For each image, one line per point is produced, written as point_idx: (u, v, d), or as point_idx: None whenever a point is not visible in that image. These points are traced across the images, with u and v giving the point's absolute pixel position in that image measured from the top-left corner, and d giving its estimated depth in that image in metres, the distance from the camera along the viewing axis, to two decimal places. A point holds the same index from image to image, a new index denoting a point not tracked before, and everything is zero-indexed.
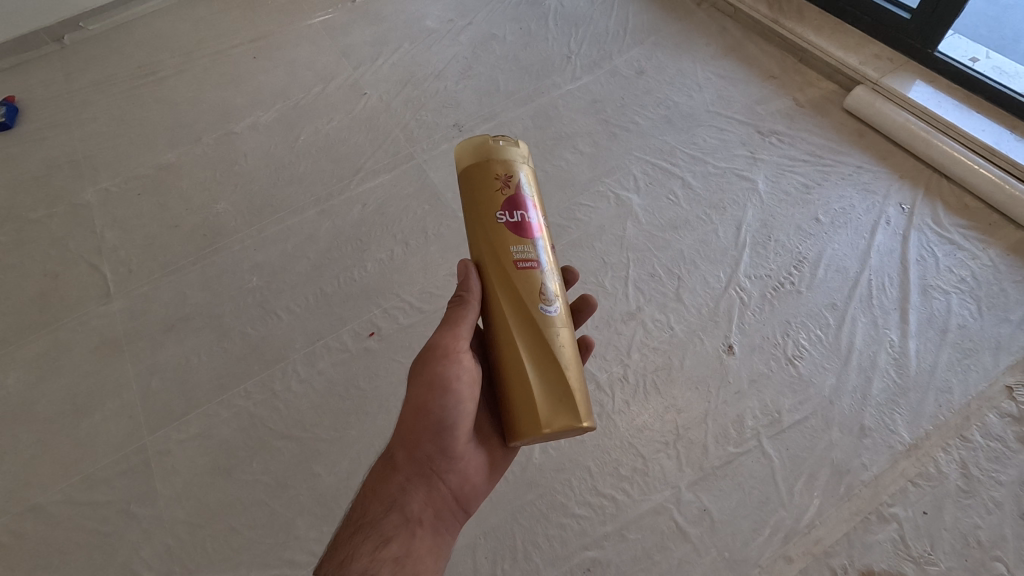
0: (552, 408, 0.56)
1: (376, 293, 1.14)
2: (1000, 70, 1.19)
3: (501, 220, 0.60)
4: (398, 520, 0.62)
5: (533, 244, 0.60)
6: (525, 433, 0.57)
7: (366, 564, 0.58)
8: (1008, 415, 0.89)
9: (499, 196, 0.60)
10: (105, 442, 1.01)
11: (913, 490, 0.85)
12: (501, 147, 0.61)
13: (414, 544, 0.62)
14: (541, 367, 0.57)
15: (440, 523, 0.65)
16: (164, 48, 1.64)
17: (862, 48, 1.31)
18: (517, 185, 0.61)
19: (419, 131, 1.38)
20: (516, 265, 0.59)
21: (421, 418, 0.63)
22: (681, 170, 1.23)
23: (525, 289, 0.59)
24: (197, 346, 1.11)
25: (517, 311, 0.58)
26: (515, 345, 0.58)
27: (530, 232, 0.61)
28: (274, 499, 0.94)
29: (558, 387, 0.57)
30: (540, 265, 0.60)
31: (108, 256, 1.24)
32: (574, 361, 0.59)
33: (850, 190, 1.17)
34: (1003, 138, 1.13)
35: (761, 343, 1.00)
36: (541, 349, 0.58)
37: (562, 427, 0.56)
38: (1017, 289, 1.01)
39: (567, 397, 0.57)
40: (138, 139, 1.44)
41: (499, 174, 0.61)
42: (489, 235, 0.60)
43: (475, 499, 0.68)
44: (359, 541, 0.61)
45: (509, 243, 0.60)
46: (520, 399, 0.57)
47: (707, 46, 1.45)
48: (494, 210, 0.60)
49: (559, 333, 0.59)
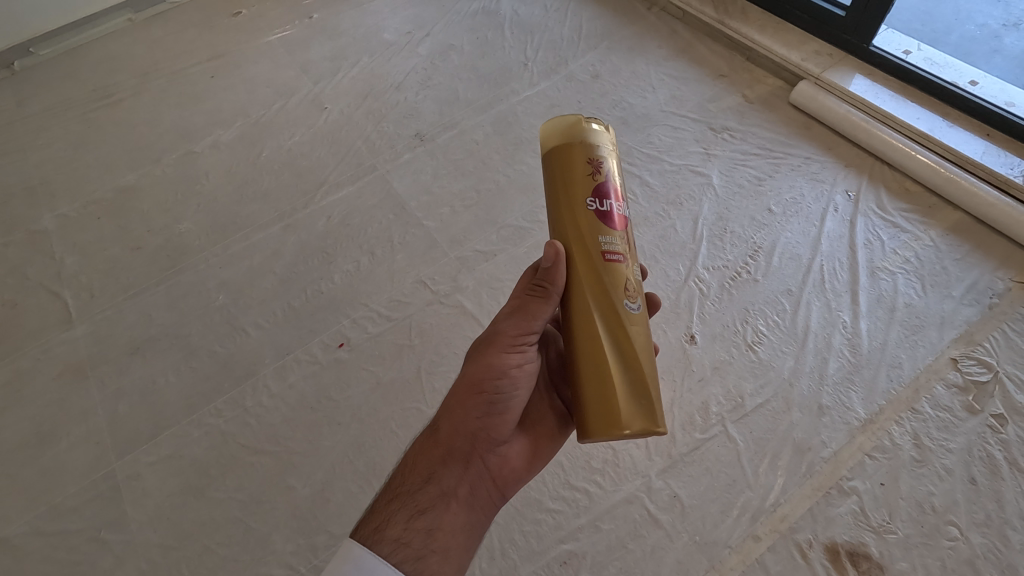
0: (635, 409, 0.56)
1: (344, 304, 1.15)
2: (930, 61, 1.26)
3: (592, 209, 0.58)
4: (434, 493, 0.63)
5: (620, 238, 0.59)
6: (607, 432, 0.56)
7: (400, 532, 0.60)
8: (954, 385, 0.94)
9: (591, 183, 0.58)
10: (73, 470, 0.99)
11: (870, 462, 0.89)
12: (593, 130, 0.59)
13: (447, 518, 0.62)
14: (623, 365, 0.57)
15: (475, 501, 0.65)
16: (119, 71, 1.62)
17: (804, 45, 1.37)
18: (608, 172, 0.59)
19: (381, 142, 1.39)
20: (606, 258, 0.57)
21: (476, 397, 0.65)
22: (639, 169, 1.27)
23: (613, 283, 0.57)
24: (164, 368, 1.10)
25: (606, 304, 0.57)
26: (596, 341, 0.57)
27: (618, 225, 0.59)
28: (249, 516, 0.94)
29: (640, 390, 0.56)
30: (626, 260, 0.58)
31: (69, 282, 1.22)
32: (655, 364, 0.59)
33: (800, 180, 1.22)
34: (936, 125, 1.19)
35: (722, 331, 1.03)
36: (626, 349, 0.57)
37: (643, 430, 0.56)
38: (958, 266, 1.07)
39: (647, 401, 0.57)
40: (96, 163, 1.42)
41: (589, 159, 0.58)
42: (575, 223, 0.58)
43: (514, 483, 0.69)
44: (395, 508, 0.62)
45: (597, 233, 0.58)
46: (601, 399, 0.56)
47: (659, 48, 1.50)
48: (584, 198, 0.58)
49: (642, 333, 0.58)
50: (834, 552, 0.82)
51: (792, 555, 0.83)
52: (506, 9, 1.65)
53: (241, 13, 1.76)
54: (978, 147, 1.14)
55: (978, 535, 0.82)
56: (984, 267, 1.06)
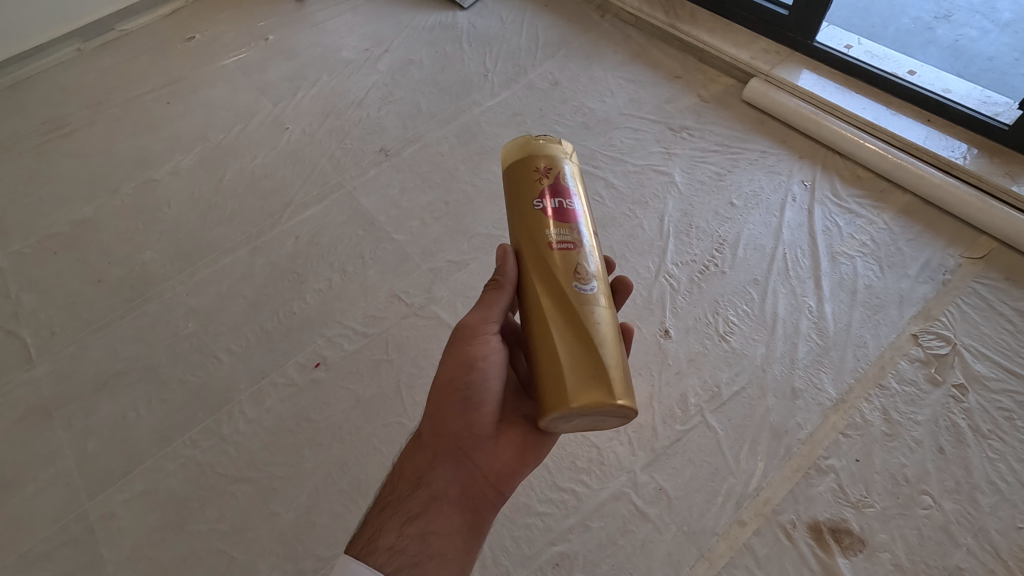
0: (584, 381, 0.53)
1: (318, 323, 1.13)
2: (871, 54, 1.32)
3: (538, 206, 0.61)
4: (424, 497, 0.64)
5: (568, 229, 0.61)
6: (555, 407, 0.54)
7: (394, 540, 0.62)
8: (917, 359, 0.98)
9: (537, 185, 0.63)
10: (42, 515, 0.95)
11: (844, 440, 0.91)
12: (543, 145, 0.65)
13: (440, 521, 0.63)
14: (576, 337, 0.56)
15: (469, 501, 0.65)
16: (69, 102, 1.58)
17: (752, 44, 1.42)
18: (555, 177, 0.63)
19: (346, 159, 1.39)
20: (552, 246, 0.60)
21: (450, 397, 0.65)
22: (603, 171, 1.29)
23: (558, 267, 0.59)
24: (134, 401, 1.06)
25: (552, 286, 0.58)
26: (546, 319, 0.57)
27: (569, 219, 0.62)
28: (232, 546, 0.91)
29: (592, 362, 0.54)
30: (575, 247, 0.60)
31: (28, 321, 1.17)
32: (611, 340, 0.56)
33: (758, 173, 1.26)
34: (881, 114, 1.25)
35: (694, 323, 1.06)
36: (575, 324, 0.56)
37: (593, 401, 0.53)
38: (911, 246, 1.11)
39: (601, 373, 0.54)
40: (50, 197, 1.38)
41: (536, 167, 0.63)
42: (526, 223, 0.62)
43: (511, 478, 0.67)
44: (387, 516, 0.64)
45: (545, 227, 0.61)
46: (550, 372, 0.55)
47: (614, 54, 1.54)
48: (531, 199, 0.62)
49: (593, 309, 0.57)
50: (817, 530, 0.85)
51: (777, 537, 0.85)
52: (463, 22, 1.67)
53: (194, 37, 1.74)
54: (921, 133, 1.20)
55: (950, 501, 0.85)
56: (936, 245, 1.11)
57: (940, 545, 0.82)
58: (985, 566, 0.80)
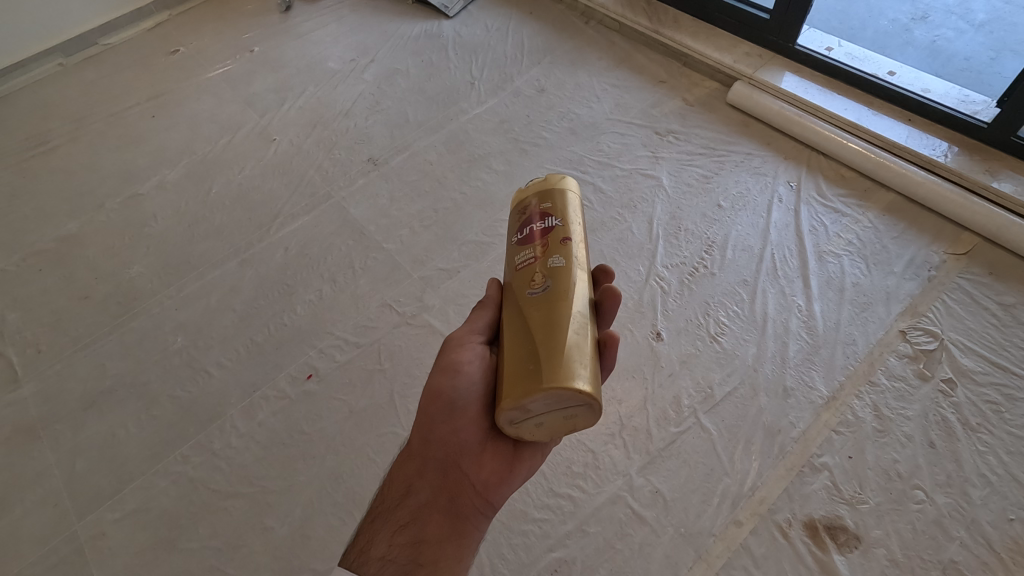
0: (520, 377, 0.54)
1: (310, 335, 1.13)
2: (851, 56, 1.34)
3: (513, 238, 0.65)
4: (414, 506, 0.65)
5: (534, 246, 0.62)
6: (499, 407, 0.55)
7: (385, 550, 0.62)
8: (905, 355, 0.99)
9: (516, 220, 0.66)
10: (30, 538, 0.93)
11: (837, 437, 0.92)
12: (527, 185, 0.68)
13: (429, 530, 0.63)
14: (524, 340, 0.56)
15: (459, 509, 0.65)
16: (52, 117, 1.57)
17: (735, 48, 1.44)
18: (531, 207, 0.65)
19: (334, 169, 1.38)
20: (517, 268, 0.62)
21: (436, 403, 0.64)
22: (592, 176, 1.30)
23: (518, 284, 0.61)
24: (123, 418, 1.05)
25: (513, 302, 0.61)
26: (506, 334, 0.59)
27: (538, 236, 0.62)
28: (226, 562, 0.90)
29: (528, 358, 0.54)
30: (537, 260, 0.61)
31: (13, 340, 1.16)
32: (554, 333, 0.55)
33: (744, 175, 1.27)
34: (863, 114, 1.27)
35: (685, 325, 1.06)
36: (523, 331, 0.57)
37: (525, 395, 0.52)
38: (896, 243, 1.13)
39: (535, 367, 0.53)
40: (33, 213, 1.36)
41: (518, 207, 0.67)
42: (507, 257, 0.65)
43: (499, 486, 0.65)
44: (378, 527, 0.64)
45: (516, 254, 0.63)
46: (501, 380, 0.56)
47: (599, 60, 1.55)
48: (510, 235, 0.66)
49: (540, 309, 0.57)
50: (812, 528, 0.85)
51: (774, 536, 0.85)
52: (449, 31, 1.68)
53: (179, 51, 1.73)
54: (902, 132, 1.22)
55: (942, 495, 0.86)
56: (920, 242, 1.13)
57: (934, 539, 0.83)
58: (978, 558, 0.81)
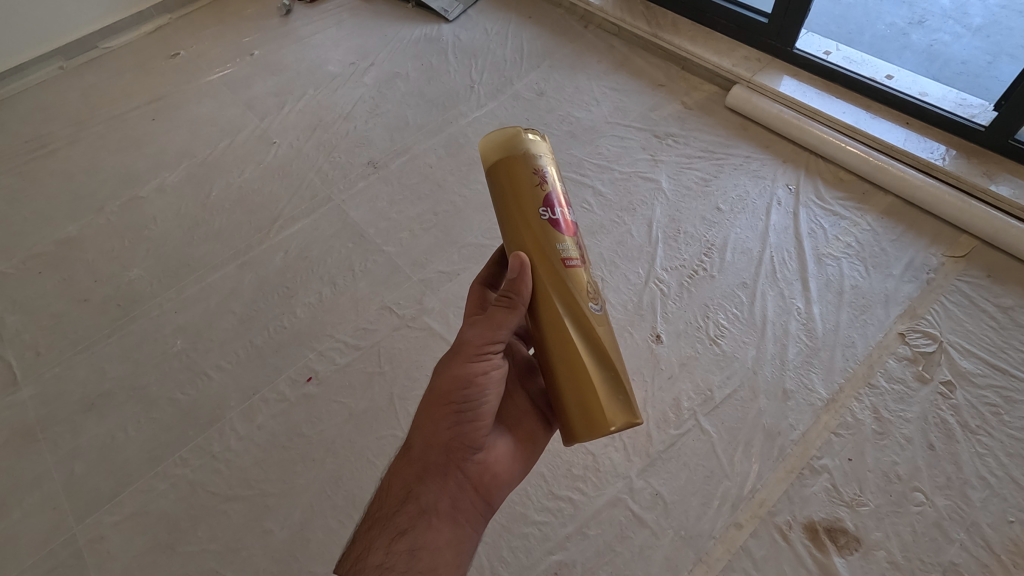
0: (608, 405, 0.59)
1: (309, 337, 1.13)
2: (849, 60, 1.34)
3: (544, 219, 0.58)
4: (413, 512, 0.63)
5: (574, 242, 0.60)
6: (586, 433, 0.59)
7: (383, 557, 0.61)
8: (904, 358, 0.99)
9: (538, 193, 0.58)
10: (28, 541, 0.93)
11: (837, 440, 0.92)
12: (533, 140, 0.58)
13: (430, 536, 0.62)
14: (600, 362, 0.59)
15: (459, 514, 0.64)
16: (53, 120, 1.57)
17: (733, 52, 1.45)
18: (552, 181, 0.59)
19: (334, 172, 1.39)
20: (564, 266, 0.59)
21: (443, 410, 0.63)
22: (591, 179, 1.30)
23: (569, 287, 0.59)
24: (123, 421, 1.05)
25: (565, 310, 0.59)
26: (567, 344, 0.59)
27: (571, 231, 0.60)
28: (225, 566, 0.90)
29: (618, 386, 0.59)
30: (582, 263, 0.60)
31: (12, 342, 1.16)
32: (623, 357, 0.61)
33: (743, 178, 1.28)
34: (861, 118, 1.27)
35: (685, 328, 1.06)
36: (596, 348, 0.59)
37: (624, 423, 0.58)
38: (895, 246, 1.13)
39: (625, 394, 0.59)
40: (33, 216, 1.36)
41: (533, 169, 0.58)
42: (529, 237, 0.59)
43: (499, 489, 0.67)
44: (375, 533, 0.63)
45: (553, 242, 0.58)
46: (580, 399, 0.59)
47: (599, 63, 1.56)
48: (535, 208, 0.58)
49: (603, 330, 0.60)
50: (812, 530, 0.85)
51: (774, 538, 0.85)
52: (448, 35, 1.69)
53: (178, 54, 1.74)
54: (900, 136, 1.23)
55: (942, 497, 0.86)
56: (918, 245, 1.13)
57: (934, 542, 0.83)
58: (978, 561, 0.81)
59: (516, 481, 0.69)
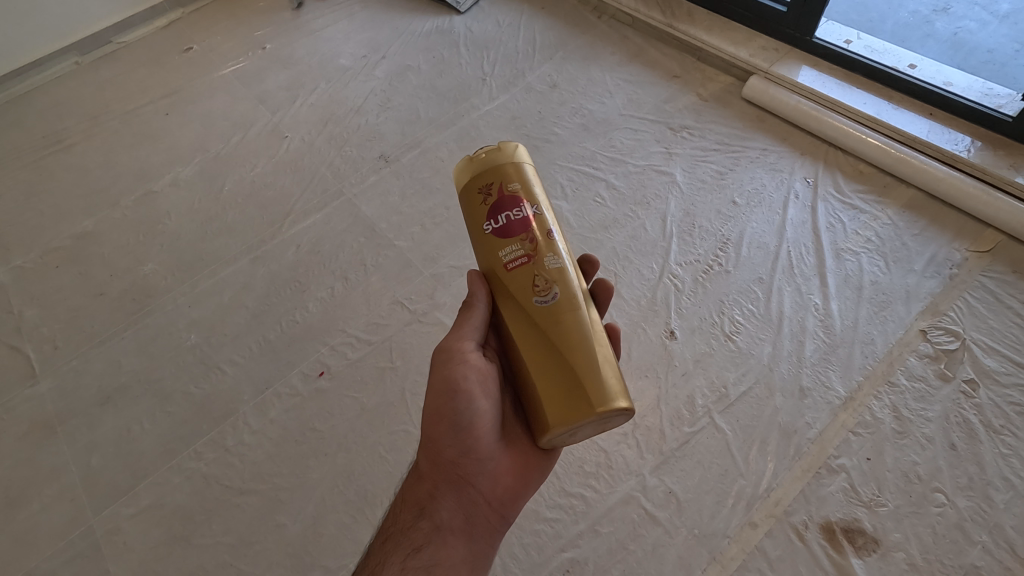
0: (563, 402, 0.55)
1: (322, 332, 1.13)
2: (871, 49, 1.31)
3: (490, 233, 0.60)
4: (428, 527, 0.64)
5: (522, 241, 0.59)
6: (544, 430, 0.56)
7: (396, 573, 0.61)
8: (926, 355, 0.97)
9: (482, 205, 0.61)
10: (48, 532, 0.94)
11: (855, 439, 0.90)
12: (478, 157, 0.62)
13: (444, 553, 0.62)
14: (560, 363, 0.56)
15: (474, 526, 0.65)
16: (69, 115, 1.58)
17: (751, 42, 1.42)
18: (498, 191, 0.60)
19: (346, 167, 1.38)
20: (512, 276, 0.59)
21: (439, 426, 0.64)
22: (604, 173, 1.28)
23: (521, 290, 0.59)
24: (138, 415, 1.06)
25: (517, 309, 0.59)
26: (526, 351, 0.58)
27: (523, 229, 0.59)
28: (238, 558, 0.91)
29: (569, 385, 0.55)
30: (532, 259, 0.59)
31: (30, 336, 1.17)
32: (591, 346, 0.56)
33: (760, 171, 1.25)
34: (883, 109, 1.24)
35: (700, 324, 1.05)
36: (549, 349, 0.57)
37: (583, 419, 0.54)
38: (916, 241, 1.11)
39: (578, 389, 0.55)
40: (50, 211, 1.38)
41: (478, 186, 0.61)
42: (481, 247, 0.61)
43: (512, 500, 0.67)
44: (389, 550, 0.64)
45: (500, 248, 0.60)
46: (540, 402, 0.57)
47: (612, 55, 1.53)
48: (480, 221, 0.61)
49: (562, 322, 0.57)
50: (829, 531, 0.84)
51: (790, 538, 0.84)
52: (460, 27, 1.67)
53: (191, 49, 1.74)
54: (923, 127, 1.19)
55: (964, 498, 0.84)
56: (941, 239, 1.10)
57: (956, 544, 0.81)
58: (1001, 563, 0.79)
59: (534, 487, 0.68)
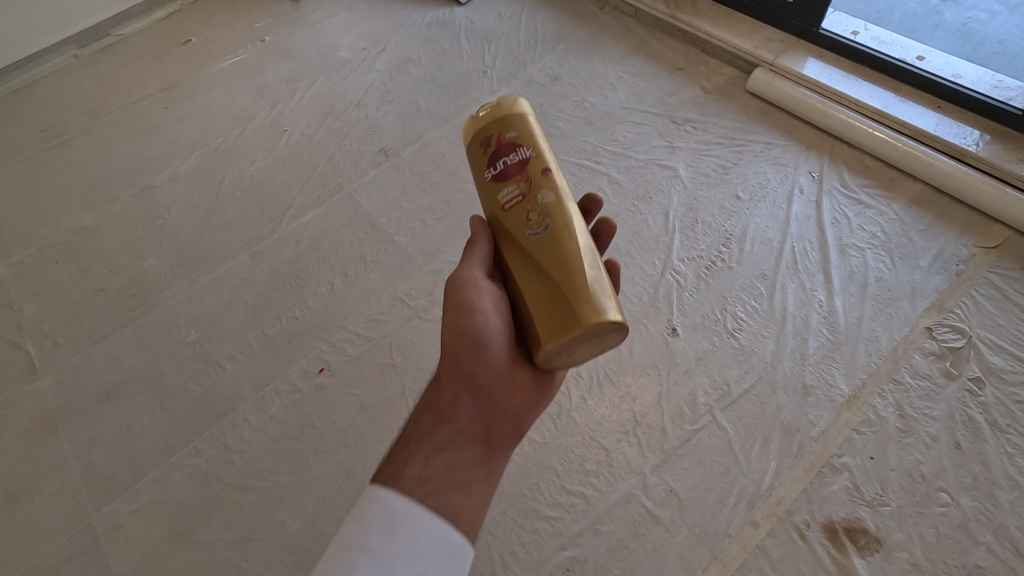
0: (555, 322, 0.56)
1: (322, 328, 1.12)
2: (878, 40, 1.28)
3: (490, 178, 0.62)
4: (449, 430, 0.65)
5: (518, 181, 0.61)
6: (539, 348, 0.58)
7: (420, 470, 0.61)
8: (931, 353, 0.96)
9: (483, 155, 0.63)
10: (49, 528, 0.95)
11: (859, 437, 0.90)
12: (481, 115, 0.64)
13: (464, 454, 0.64)
14: (552, 285, 0.57)
15: (491, 431, 0.67)
16: (68, 109, 1.57)
17: (756, 33, 1.39)
18: (496, 141, 0.62)
19: (346, 161, 1.37)
20: (509, 213, 0.61)
21: (457, 340, 0.66)
22: (606, 167, 1.27)
23: (515, 228, 0.60)
24: (138, 411, 1.06)
25: (514, 246, 0.61)
26: (522, 281, 0.60)
27: (518, 169, 0.60)
28: (239, 556, 0.91)
29: (562, 304, 0.56)
30: (526, 198, 0.60)
31: (30, 332, 1.17)
32: (583, 265, 0.57)
33: (764, 165, 1.23)
34: (890, 101, 1.22)
35: (702, 321, 1.04)
36: (541, 275, 0.58)
37: (577, 334, 0.55)
38: (922, 237, 1.09)
39: (568, 307, 0.55)
40: (49, 206, 1.37)
41: (480, 138, 0.63)
42: (483, 192, 0.64)
43: (527, 414, 0.68)
44: (411, 449, 0.64)
45: (498, 192, 0.61)
46: (534, 325, 0.58)
47: (615, 46, 1.51)
48: (481, 169, 0.63)
49: (556, 248, 0.58)
50: (831, 530, 0.83)
51: (792, 538, 0.83)
52: (461, 18, 1.65)
53: (190, 41, 1.72)
54: (931, 120, 1.18)
55: (968, 498, 0.84)
56: (948, 235, 1.09)
57: (959, 544, 0.81)
58: (1004, 564, 0.79)
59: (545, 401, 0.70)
